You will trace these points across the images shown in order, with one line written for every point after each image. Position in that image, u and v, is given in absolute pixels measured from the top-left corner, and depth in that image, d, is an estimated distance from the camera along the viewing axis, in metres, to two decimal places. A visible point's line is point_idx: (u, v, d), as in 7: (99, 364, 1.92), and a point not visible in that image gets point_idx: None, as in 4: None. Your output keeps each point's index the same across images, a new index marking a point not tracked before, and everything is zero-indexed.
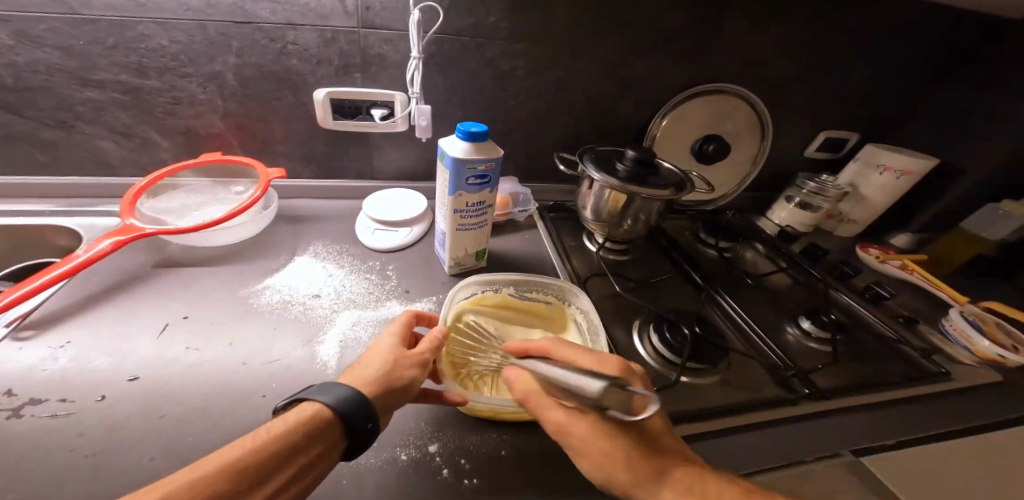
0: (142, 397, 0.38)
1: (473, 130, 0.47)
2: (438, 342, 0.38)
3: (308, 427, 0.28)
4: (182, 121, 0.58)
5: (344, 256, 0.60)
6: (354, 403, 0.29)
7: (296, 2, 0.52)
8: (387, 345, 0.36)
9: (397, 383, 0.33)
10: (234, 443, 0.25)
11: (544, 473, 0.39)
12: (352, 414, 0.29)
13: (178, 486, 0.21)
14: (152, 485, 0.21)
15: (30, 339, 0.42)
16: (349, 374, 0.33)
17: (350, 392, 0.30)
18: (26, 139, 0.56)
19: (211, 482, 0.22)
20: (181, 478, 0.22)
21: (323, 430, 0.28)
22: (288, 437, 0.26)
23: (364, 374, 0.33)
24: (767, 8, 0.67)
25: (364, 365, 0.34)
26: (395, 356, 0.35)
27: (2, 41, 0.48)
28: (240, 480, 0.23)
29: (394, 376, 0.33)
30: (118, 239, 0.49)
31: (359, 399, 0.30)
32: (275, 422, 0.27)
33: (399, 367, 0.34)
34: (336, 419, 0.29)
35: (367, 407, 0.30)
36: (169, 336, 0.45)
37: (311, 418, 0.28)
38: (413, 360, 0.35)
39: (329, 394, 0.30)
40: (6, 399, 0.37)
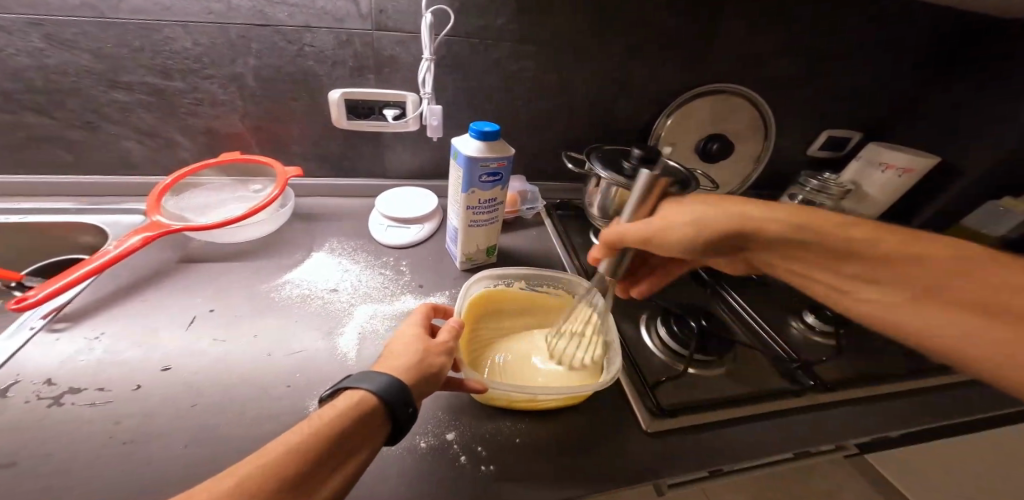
0: (175, 387, 0.40)
1: (486, 129, 0.48)
2: (458, 331, 0.40)
3: (357, 414, 0.28)
4: (203, 122, 0.60)
5: (359, 252, 0.62)
6: (396, 391, 0.30)
7: (313, 6, 0.53)
8: (416, 336, 0.37)
9: (429, 371, 0.34)
10: (292, 431, 0.26)
11: (558, 460, 0.41)
12: (396, 401, 0.30)
13: (246, 474, 0.23)
14: (224, 472, 0.23)
15: (65, 331, 0.44)
16: (383, 362, 0.34)
17: (390, 379, 0.31)
18: (54, 139, 0.58)
19: (277, 468, 0.24)
20: (248, 466, 0.23)
21: (369, 416, 0.29)
22: (340, 423, 0.27)
23: (397, 363, 0.34)
24: (770, 9, 0.68)
25: (395, 353, 0.35)
26: (424, 346, 0.36)
27: (34, 44, 0.50)
28: (302, 465, 0.24)
29: (425, 364, 0.34)
30: (146, 235, 0.51)
31: (399, 386, 0.30)
32: (325, 409, 0.28)
33: (429, 356, 0.35)
34: (381, 405, 0.30)
35: (407, 394, 0.31)
36: (197, 328, 0.47)
37: (359, 406, 0.29)
38: (441, 348, 0.37)
39: (371, 382, 0.30)
40: (47, 388, 0.38)
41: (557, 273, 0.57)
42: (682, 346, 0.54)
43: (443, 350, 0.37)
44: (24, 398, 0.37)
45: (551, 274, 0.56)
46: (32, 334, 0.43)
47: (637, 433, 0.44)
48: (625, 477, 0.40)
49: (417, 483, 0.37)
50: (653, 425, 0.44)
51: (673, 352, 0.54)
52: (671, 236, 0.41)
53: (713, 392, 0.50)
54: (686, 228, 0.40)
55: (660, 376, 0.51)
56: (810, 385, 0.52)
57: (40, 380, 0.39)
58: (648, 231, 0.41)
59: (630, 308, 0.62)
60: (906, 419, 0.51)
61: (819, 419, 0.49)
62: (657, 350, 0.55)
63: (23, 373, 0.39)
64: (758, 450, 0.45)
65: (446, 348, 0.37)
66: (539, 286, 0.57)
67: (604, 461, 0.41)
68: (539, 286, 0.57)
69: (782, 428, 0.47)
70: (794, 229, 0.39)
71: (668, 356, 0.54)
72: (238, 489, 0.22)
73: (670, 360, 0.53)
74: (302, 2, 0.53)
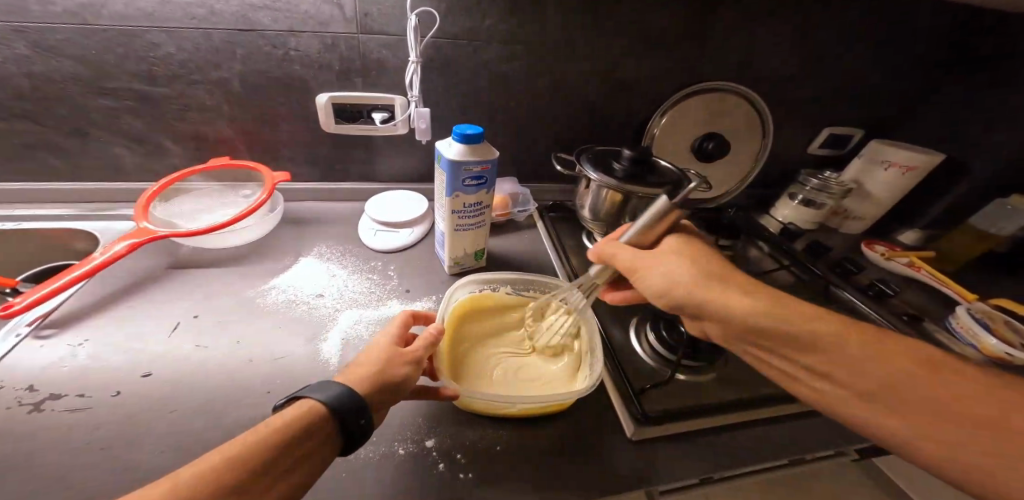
0: (154, 393, 0.40)
1: (468, 132, 0.48)
2: (434, 339, 0.39)
3: (304, 423, 0.28)
4: (192, 128, 0.61)
5: (347, 257, 0.62)
6: (347, 401, 0.30)
7: (296, 10, 0.53)
8: (383, 345, 0.36)
9: (392, 381, 0.34)
10: (235, 438, 0.26)
11: (538, 468, 0.40)
12: (347, 412, 0.29)
13: (180, 482, 0.23)
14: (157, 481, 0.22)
15: (50, 338, 0.45)
16: (344, 372, 0.34)
17: (344, 389, 0.31)
18: (45, 146, 0.58)
19: (213, 476, 0.24)
20: (183, 474, 0.23)
21: (317, 426, 0.29)
22: (286, 433, 0.27)
23: (360, 371, 0.33)
24: (764, 5, 0.67)
25: (360, 362, 0.35)
26: (391, 355, 0.36)
27: (21, 52, 0.50)
28: (239, 472, 0.24)
29: (387, 374, 0.34)
30: (132, 242, 0.51)
31: (352, 396, 0.30)
32: (273, 418, 0.28)
33: (394, 364, 0.35)
34: (330, 415, 0.29)
35: (362, 405, 0.30)
36: (181, 334, 0.47)
37: (307, 415, 0.29)
38: (407, 358, 0.36)
39: (324, 391, 0.30)
40: (29, 394, 0.39)
41: (543, 277, 0.57)
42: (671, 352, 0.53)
43: (410, 359, 0.36)
44: (5, 404, 0.38)
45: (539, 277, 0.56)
46: (18, 341, 0.43)
47: (622, 440, 0.44)
48: (606, 485, 0.40)
49: (392, 491, 0.37)
50: (637, 432, 0.44)
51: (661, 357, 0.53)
52: (693, 292, 0.38)
53: (702, 397, 0.49)
54: (699, 290, 0.37)
55: (646, 382, 0.50)
56: None
57: (22, 386, 0.39)
58: (670, 284, 0.39)
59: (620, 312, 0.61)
60: None
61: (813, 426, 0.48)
62: (646, 354, 0.54)
63: (6, 379, 0.40)
64: (745, 458, 0.44)
65: (415, 356, 0.37)
66: (524, 289, 0.57)
67: (585, 467, 0.41)
68: (524, 290, 0.57)
69: (775, 435, 0.46)
70: (842, 345, 0.32)
71: (657, 361, 0.53)
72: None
73: (659, 366, 0.52)
74: (285, 7, 0.53)
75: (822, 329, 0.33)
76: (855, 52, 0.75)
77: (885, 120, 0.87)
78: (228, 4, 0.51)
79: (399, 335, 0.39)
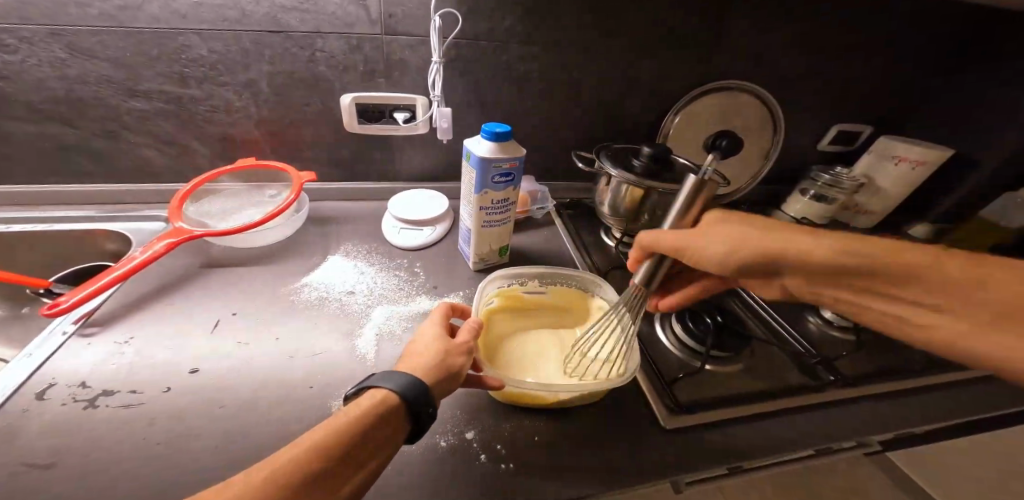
0: (203, 390, 0.41)
1: (498, 130, 0.49)
2: (478, 332, 0.41)
3: (379, 411, 0.29)
4: (219, 128, 0.62)
5: (374, 254, 0.62)
6: (417, 390, 0.31)
7: (324, 11, 0.54)
8: (437, 337, 0.38)
9: (450, 371, 0.35)
10: (322, 424, 0.27)
11: (576, 456, 0.41)
12: (418, 401, 0.31)
13: (280, 464, 0.23)
14: (260, 461, 0.23)
15: (95, 336, 0.46)
16: (404, 362, 0.35)
17: (412, 378, 0.32)
18: (76, 148, 0.59)
19: (309, 459, 0.24)
20: (281, 457, 0.24)
21: (391, 414, 0.30)
22: (365, 420, 0.28)
23: (421, 362, 0.35)
24: (777, 5, 0.68)
25: (417, 354, 0.36)
26: (446, 346, 0.37)
27: (56, 54, 0.51)
28: (330, 457, 0.25)
29: (445, 364, 0.35)
30: (171, 241, 0.52)
31: (420, 386, 0.32)
32: (351, 406, 0.29)
33: (450, 356, 0.36)
34: (402, 404, 0.31)
35: (428, 395, 0.32)
36: (222, 331, 0.48)
37: (381, 403, 0.30)
38: (461, 349, 0.38)
39: (393, 380, 0.31)
40: (82, 390, 0.40)
41: (571, 271, 0.59)
42: (698, 343, 0.54)
43: (463, 351, 0.38)
44: (60, 401, 0.39)
45: (567, 272, 0.57)
46: (64, 339, 0.45)
47: (657, 429, 0.45)
48: (645, 472, 0.41)
49: (438, 482, 0.38)
50: (671, 421, 0.45)
51: (687, 348, 0.54)
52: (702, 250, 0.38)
53: (731, 387, 0.50)
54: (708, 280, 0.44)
55: (676, 372, 0.51)
56: (832, 379, 0.52)
57: (75, 383, 0.41)
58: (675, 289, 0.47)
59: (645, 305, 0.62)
60: (936, 414, 0.50)
61: (843, 415, 0.49)
62: (671, 345, 0.55)
63: (58, 376, 0.41)
64: (777, 446, 0.45)
65: (466, 349, 0.38)
66: (553, 284, 0.58)
67: (625, 458, 0.42)
68: (553, 284, 0.58)
69: (805, 424, 0.47)
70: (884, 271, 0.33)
71: (684, 353, 0.54)
72: (270, 481, 0.22)
73: (686, 357, 0.54)
74: (314, 8, 0.54)
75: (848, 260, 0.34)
76: (864, 49, 0.77)
77: (893, 115, 0.88)
78: (259, 5, 0.52)
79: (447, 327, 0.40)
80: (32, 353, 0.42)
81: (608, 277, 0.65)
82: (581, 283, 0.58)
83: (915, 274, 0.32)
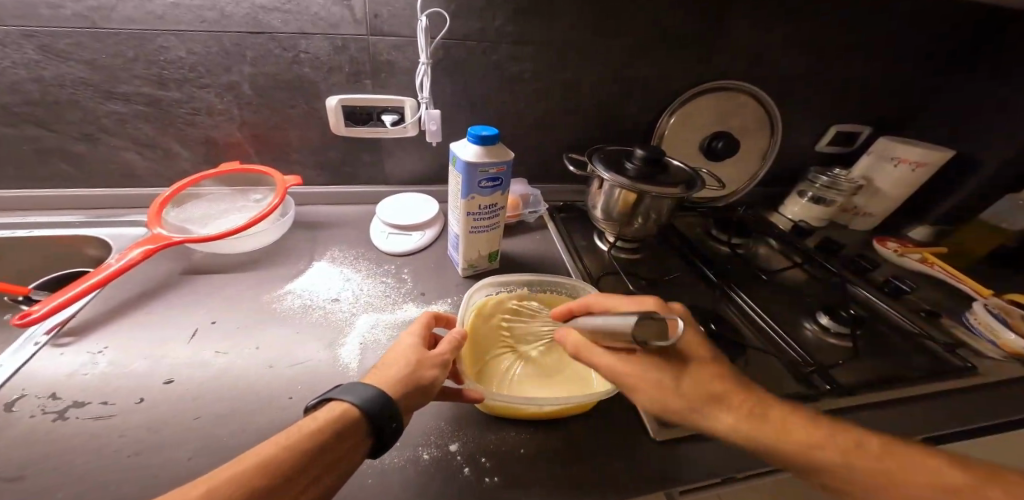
0: (178, 400, 0.40)
1: (483, 133, 0.47)
2: (458, 342, 0.39)
3: (336, 426, 0.28)
4: (202, 131, 0.60)
5: (361, 261, 0.61)
6: (377, 403, 0.30)
7: (306, 12, 0.53)
8: (410, 347, 0.37)
9: (421, 382, 0.34)
10: (270, 440, 0.26)
11: (563, 468, 0.40)
12: (378, 414, 0.29)
13: (219, 481, 0.23)
14: (197, 480, 0.23)
15: (70, 345, 0.44)
16: (373, 374, 0.34)
17: (375, 391, 0.31)
18: (55, 152, 0.58)
19: (248, 479, 0.24)
20: (219, 476, 0.23)
21: (350, 428, 0.29)
22: (319, 435, 0.27)
23: (389, 374, 0.34)
24: (773, 4, 0.67)
25: (388, 365, 0.35)
26: (419, 357, 0.36)
27: (30, 56, 0.50)
28: (273, 477, 0.25)
29: (414, 376, 0.34)
30: (148, 248, 0.51)
31: (383, 399, 0.30)
32: (307, 420, 0.28)
33: (421, 367, 0.35)
34: (362, 417, 0.29)
35: (392, 408, 0.31)
36: (200, 340, 0.47)
37: (338, 417, 0.29)
38: (435, 359, 0.36)
39: (354, 393, 0.30)
40: (52, 402, 0.39)
41: (561, 278, 0.57)
42: None
43: (437, 361, 0.36)
44: (29, 412, 0.38)
45: (558, 280, 0.56)
46: (36, 349, 0.43)
47: (646, 440, 0.43)
48: (633, 485, 0.39)
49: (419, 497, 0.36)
50: (661, 432, 0.43)
51: None
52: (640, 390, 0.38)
53: None
54: (650, 395, 0.37)
55: None
56: (828, 388, 0.50)
57: (45, 394, 0.39)
58: (617, 381, 0.38)
59: None
60: (933, 422, 0.49)
61: None
62: None
63: (28, 387, 0.40)
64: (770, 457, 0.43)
65: (441, 359, 0.37)
66: (543, 292, 0.56)
67: (614, 470, 0.40)
68: (543, 292, 0.57)
69: None
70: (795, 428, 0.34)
71: None
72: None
73: None
74: (296, 9, 0.53)
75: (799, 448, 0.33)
76: (862, 49, 0.75)
77: (893, 116, 0.87)
78: (239, 5, 0.51)
79: (424, 337, 0.39)
80: (2, 364, 0.41)
81: (601, 282, 0.64)
82: (571, 291, 0.57)
83: (847, 469, 0.32)
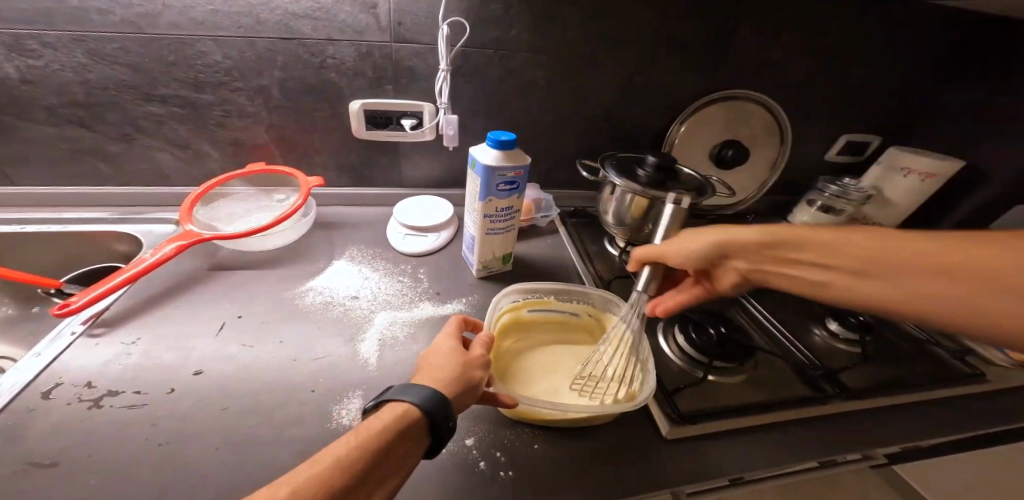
0: (206, 391, 0.42)
1: (503, 138, 0.49)
2: (488, 345, 0.41)
3: (400, 425, 0.30)
4: (231, 133, 0.63)
5: (378, 260, 0.63)
6: (436, 402, 0.32)
7: (336, 19, 0.56)
8: (454, 351, 0.38)
9: (469, 384, 0.36)
10: (341, 440, 0.27)
11: (579, 468, 0.41)
12: (437, 414, 0.31)
13: (303, 478, 0.24)
14: (279, 479, 0.23)
15: (103, 336, 0.46)
16: (421, 376, 0.35)
17: (431, 392, 0.32)
18: (92, 151, 0.61)
19: (328, 477, 0.24)
20: (300, 474, 0.24)
21: (411, 428, 0.30)
22: (386, 434, 0.29)
23: (439, 375, 0.35)
24: (785, 15, 0.68)
25: (435, 367, 0.36)
26: (462, 360, 0.37)
27: (77, 60, 0.53)
28: (350, 476, 0.25)
29: (463, 377, 0.36)
30: (180, 244, 0.53)
31: (439, 399, 0.32)
32: (372, 420, 0.29)
33: (468, 369, 0.37)
34: (422, 417, 0.31)
35: (448, 409, 0.32)
36: (226, 334, 0.49)
37: (404, 417, 0.30)
38: (477, 363, 0.38)
39: (413, 394, 0.32)
40: (88, 390, 0.41)
41: (587, 288, 0.58)
42: (701, 353, 0.53)
43: (480, 365, 0.38)
44: (66, 400, 0.40)
45: (582, 289, 0.57)
46: (73, 340, 0.45)
47: (656, 441, 0.44)
48: (644, 485, 0.40)
49: (436, 488, 0.37)
50: (672, 432, 0.44)
51: (690, 359, 0.54)
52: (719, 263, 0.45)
53: (733, 399, 0.49)
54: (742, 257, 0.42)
55: (677, 382, 0.51)
56: (836, 392, 0.50)
57: (80, 382, 0.41)
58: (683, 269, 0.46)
59: (646, 316, 0.62)
60: (943, 428, 0.49)
61: (847, 428, 0.48)
62: (673, 354, 0.55)
63: (64, 376, 0.42)
64: (781, 459, 0.44)
65: (482, 361, 0.39)
66: (568, 300, 0.57)
67: (627, 471, 0.41)
68: (567, 299, 0.58)
69: (809, 437, 0.46)
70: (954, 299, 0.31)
71: (685, 362, 0.54)
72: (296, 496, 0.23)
73: (687, 367, 0.53)
74: (325, 16, 0.55)
75: (936, 266, 0.31)
76: (873, 59, 0.76)
77: (902, 127, 0.88)
78: (273, 13, 0.54)
79: (459, 340, 0.41)
80: (40, 353, 0.43)
81: (612, 285, 0.66)
82: (596, 301, 0.58)
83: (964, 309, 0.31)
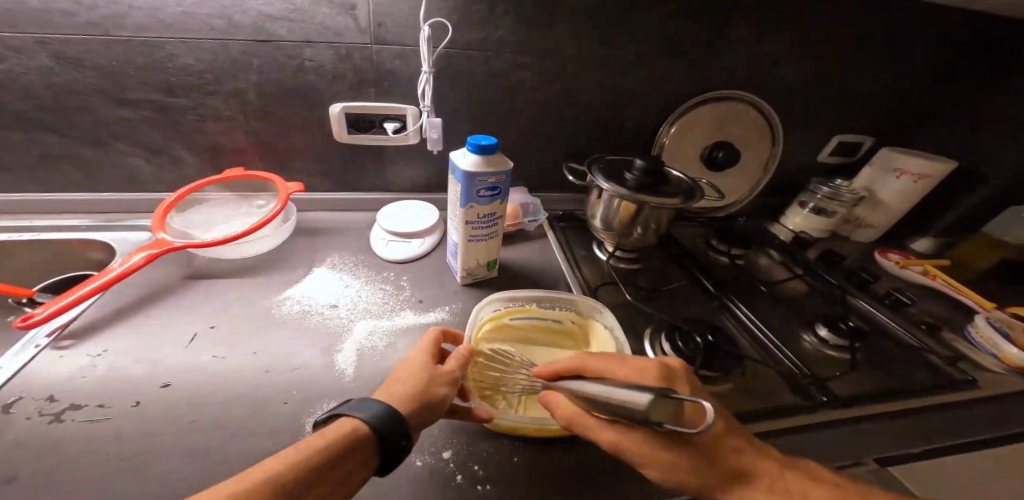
0: (172, 404, 0.40)
1: (483, 142, 0.48)
2: (467, 360, 0.40)
3: (345, 443, 0.29)
4: (208, 137, 0.61)
5: (360, 267, 0.62)
6: (385, 418, 0.31)
7: (312, 21, 0.54)
8: (422, 365, 0.37)
9: (432, 400, 0.35)
10: (277, 455, 0.27)
11: (559, 481, 0.40)
12: (386, 431, 0.30)
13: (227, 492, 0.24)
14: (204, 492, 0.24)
15: (70, 348, 0.45)
16: (384, 390, 0.35)
17: (384, 407, 0.31)
18: (65, 157, 0.59)
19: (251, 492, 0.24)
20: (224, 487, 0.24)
21: (355, 446, 0.29)
22: (326, 451, 0.28)
23: (403, 392, 0.34)
24: (774, 15, 0.67)
25: (399, 381, 0.36)
26: (429, 374, 0.36)
27: (44, 63, 0.51)
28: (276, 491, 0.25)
29: (426, 393, 0.35)
30: (150, 253, 0.52)
31: (392, 415, 0.31)
32: (317, 436, 0.29)
33: (433, 384, 0.36)
34: (369, 434, 0.30)
35: (401, 425, 0.31)
36: (198, 345, 0.47)
37: (350, 434, 0.30)
38: (445, 378, 0.37)
39: (364, 409, 0.31)
40: (49, 404, 0.39)
41: (569, 294, 0.57)
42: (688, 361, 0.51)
43: (448, 379, 0.37)
44: (26, 415, 0.38)
45: (564, 296, 0.56)
46: (37, 352, 0.44)
47: None
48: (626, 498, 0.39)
49: None
50: None
51: None
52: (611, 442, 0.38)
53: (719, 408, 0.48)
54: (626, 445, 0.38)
55: None
56: (824, 401, 0.49)
57: (42, 396, 0.40)
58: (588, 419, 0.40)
59: (634, 322, 0.60)
60: (936, 435, 0.48)
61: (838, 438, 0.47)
62: None
63: (26, 390, 0.40)
64: None
65: (451, 376, 0.37)
66: (551, 308, 0.56)
67: (609, 484, 0.40)
68: (550, 307, 0.57)
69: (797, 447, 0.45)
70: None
71: None
72: None
73: None
74: (301, 18, 0.54)
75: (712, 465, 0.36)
76: (864, 60, 0.75)
77: (895, 128, 0.87)
78: (247, 14, 0.52)
79: (433, 353, 0.40)
80: (2, 366, 0.42)
81: (599, 291, 0.64)
82: (580, 308, 0.57)
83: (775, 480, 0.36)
